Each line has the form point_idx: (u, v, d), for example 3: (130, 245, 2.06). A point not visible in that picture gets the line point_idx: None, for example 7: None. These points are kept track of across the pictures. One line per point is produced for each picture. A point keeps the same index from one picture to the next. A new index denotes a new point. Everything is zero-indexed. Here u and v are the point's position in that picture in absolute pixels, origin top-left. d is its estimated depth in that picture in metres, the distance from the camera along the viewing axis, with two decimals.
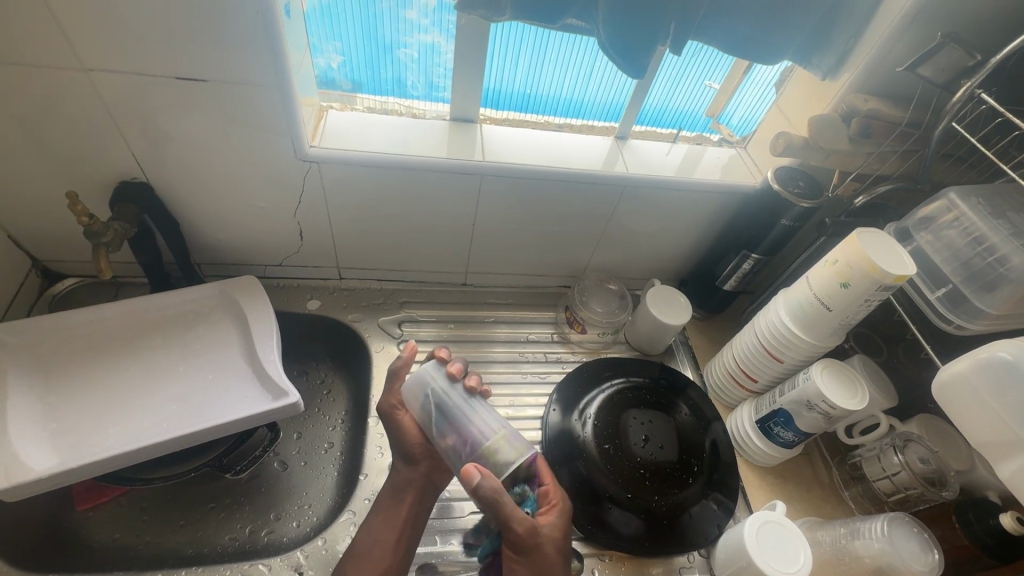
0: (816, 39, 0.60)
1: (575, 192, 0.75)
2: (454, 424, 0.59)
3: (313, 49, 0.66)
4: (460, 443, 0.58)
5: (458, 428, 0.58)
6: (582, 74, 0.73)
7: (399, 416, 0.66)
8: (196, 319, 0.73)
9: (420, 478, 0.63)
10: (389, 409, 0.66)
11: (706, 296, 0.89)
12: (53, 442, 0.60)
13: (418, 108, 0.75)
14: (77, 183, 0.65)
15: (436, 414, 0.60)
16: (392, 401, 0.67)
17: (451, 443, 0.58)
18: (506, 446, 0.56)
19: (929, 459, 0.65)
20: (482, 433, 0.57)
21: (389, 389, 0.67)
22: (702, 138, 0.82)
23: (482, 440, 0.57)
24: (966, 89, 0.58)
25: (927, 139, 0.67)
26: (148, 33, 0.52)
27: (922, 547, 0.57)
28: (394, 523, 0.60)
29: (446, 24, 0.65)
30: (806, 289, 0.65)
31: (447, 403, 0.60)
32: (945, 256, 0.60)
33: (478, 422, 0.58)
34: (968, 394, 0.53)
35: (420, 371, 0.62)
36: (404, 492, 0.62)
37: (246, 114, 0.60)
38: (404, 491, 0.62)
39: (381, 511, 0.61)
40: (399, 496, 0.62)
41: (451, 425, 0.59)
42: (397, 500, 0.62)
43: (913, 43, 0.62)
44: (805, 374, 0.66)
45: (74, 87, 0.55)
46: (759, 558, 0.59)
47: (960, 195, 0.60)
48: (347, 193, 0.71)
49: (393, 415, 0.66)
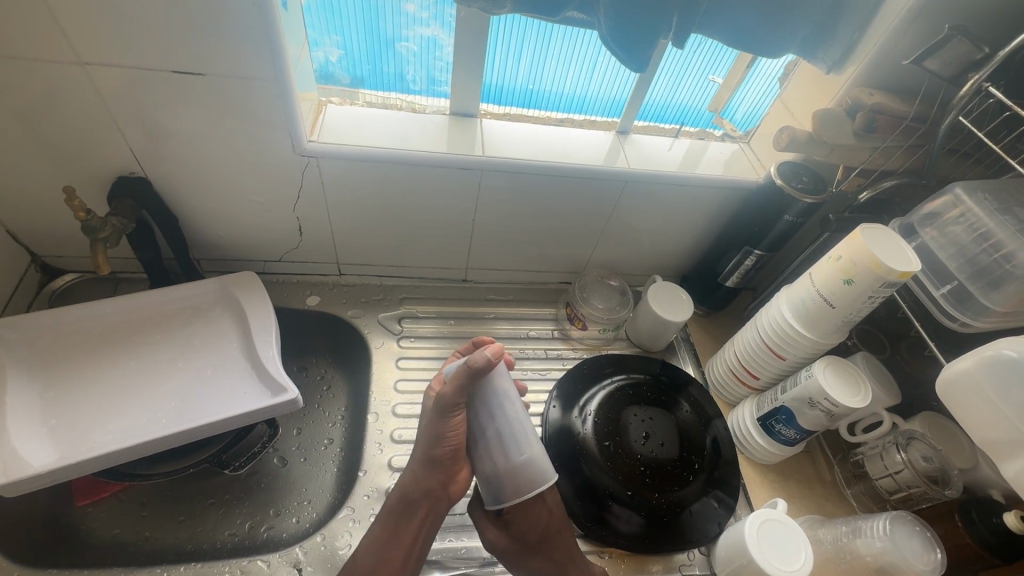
0: (822, 31, 0.59)
1: (577, 187, 0.75)
2: (506, 427, 0.56)
3: (311, 42, 0.66)
4: (505, 448, 0.56)
5: (506, 430, 0.56)
6: (584, 68, 0.72)
7: (450, 415, 0.56)
8: (195, 315, 0.73)
9: (437, 489, 0.58)
10: (444, 407, 0.55)
11: (708, 293, 0.89)
12: (52, 438, 0.60)
13: (418, 103, 0.75)
14: (75, 178, 0.65)
15: (488, 408, 0.56)
16: (453, 399, 0.55)
17: (492, 440, 0.56)
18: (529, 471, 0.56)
19: (932, 457, 0.64)
20: (531, 441, 0.56)
21: (455, 382, 0.54)
22: (705, 133, 0.81)
23: (526, 454, 0.56)
24: (973, 82, 0.57)
25: (932, 134, 0.66)
26: (143, 26, 0.52)
27: (924, 546, 0.56)
28: (404, 536, 0.57)
29: (445, 17, 0.64)
30: (809, 286, 0.64)
31: (504, 399, 0.57)
32: (950, 252, 0.60)
33: (527, 429, 0.57)
34: (973, 392, 0.52)
35: (491, 351, 0.54)
36: (414, 504, 0.58)
37: (244, 108, 0.60)
38: (416, 505, 0.58)
39: (389, 521, 0.57)
40: None
41: (503, 424, 0.56)
42: (407, 513, 0.58)
43: (919, 36, 0.61)
44: (807, 371, 0.66)
45: (70, 80, 0.55)
46: (759, 556, 0.58)
47: (965, 190, 0.60)
48: (345, 187, 0.70)
49: (445, 414, 0.55)
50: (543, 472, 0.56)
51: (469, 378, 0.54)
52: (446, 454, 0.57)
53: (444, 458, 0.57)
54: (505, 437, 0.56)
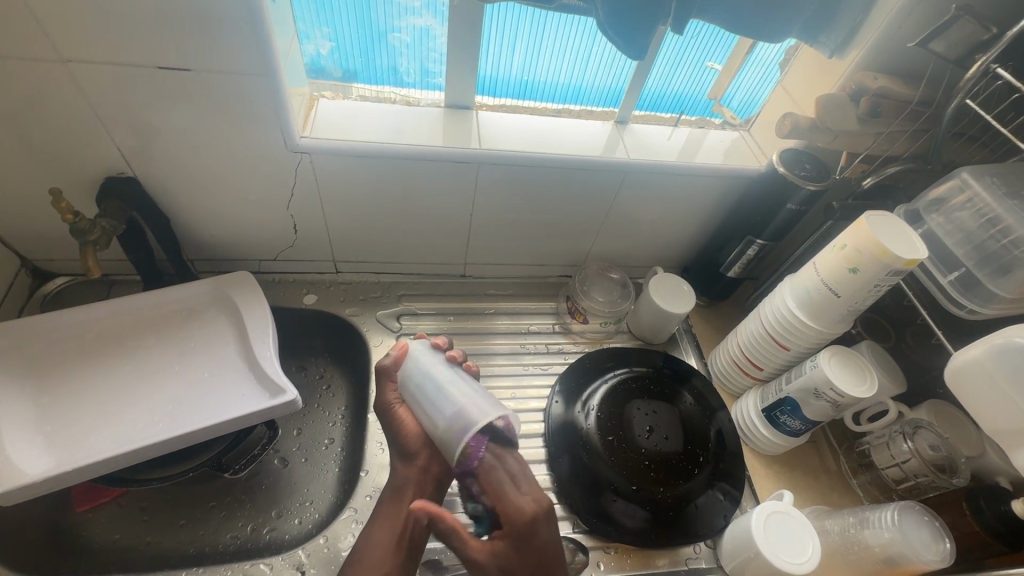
0: (825, 14, 0.58)
1: (576, 178, 0.73)
2: (434, 389, 0.58)
3: (300, 35, 0.64)
4: (434, 407, 0.57)
5: (434, 389, 0.58)
6: (582, 57, 0.70)
7: (394, 410, 0.63)
8: (190, 317, 0.71)
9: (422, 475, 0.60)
10: (385, 407, 0.63)
11: (710, 284, 0.88)
12: (47, 445, 0.59)
13: (412, 96, 0.73)
14: (63, 179, 0.63)
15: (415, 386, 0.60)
16: (387, 398, 0.63)
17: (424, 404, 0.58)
18: (462, 408, 0.55)
19: (939, 446, 0.63)
20: (454, 392, 0.57)
21: (382, 384, 0.64)
22: (705, 121, 0.80)
23: (454, 401, 0.56)
24: (981, 64, 0.55)
25: (938, 118, 0.65)
26: (127, 21, 0.50)
27: (933, 536, 0.56)
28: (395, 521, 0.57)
29: (438, 6, 0.63)
30: (813, 275, 0.63)
31: (423, 365, 0.61)
32: (957, 239, 0.59)
33: (452, 386, 0.58)
34: (982, 381, 0.52)
35: (393, 348, 0.64)
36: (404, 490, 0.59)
37: (234, 104, 0.58)
38: (403, 491, 0.59)
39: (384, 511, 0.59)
40: (414, 498, 0.61)
41: (427, 388, 0.59)
42: (398, 500, 0.59)
43: (925, 17, 0.60)
44: (812, 362, 0.65)
45: (54, 79, 0.53)
46: (767, 549, 0.58)
47: (973, 175, 0.59)
48: (341, 183, 0.69)
49: (388, 411, 0.63)
50: (475, 412, 0.54)
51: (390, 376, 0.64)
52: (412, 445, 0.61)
53: (413, 446, 0.61)
54: (431, 398, 0.58)
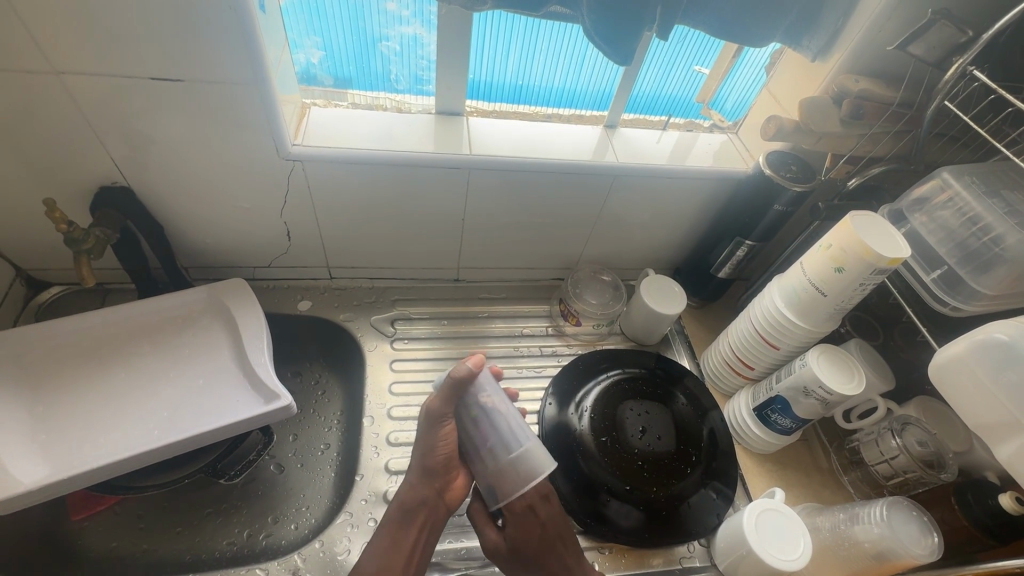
0: (806, 18, 0.59)
1: (566, 183, 0.74)
2: (503, 423, 0.61)
3: (291, 45, 0.65)
4: (495, 438, 0.60)
5: (496, 422, 0.61)
6: (572, 63, 0.71)
7: (444, 424, 0.59)
8: (186, 323, 0.72)
9: (434, 497, 0.60)
10: (435, 417, 0.59)
11: (700, 284, 0.89)
12: (43, 454, 0.59)
13: (404, 102, 0.74)
14: (57, 189, 0.64)
15: (477, 411, 0.61)
16: (443, 411, 0.59)
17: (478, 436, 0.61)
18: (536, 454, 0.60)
19: (927, 441, 0.64)
20: (524, 433, 0.60)
21: (445, 400, 0.59)
22: (693, 124, 0.81)
23: (526, 442, 0.60)
24: (958, 66, 0.57)
25: (919, 119, 0.67)
26: (118, 33, 0.51)
27: (921, 530, 0.57)
28: (404, 545, 0.57)
29: (427, 15, 0.64)
30: (801, 275, 0.64)
31: (494, 399, 0.61)
32: (940, 237, 0.60)
33: (519, 424, 0.61)
34: (965, 377, 0.53)
35: (472, 362, 0.59)
36: (416, 511, 0.59)
37: (226, 112, 0.59)
38: (415, 513, 0.58)
39: (392, 530, 0.58)
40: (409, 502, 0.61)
41: (489, 419, 0.61)
42: (408, 521, 0.58)
43: (903, 21, 0.61)
44: (801, 360, 0.66)
45: (46, 91, 0.54)
46: (760, 548, 0.58)
47: (953, 174, 0.60)
48: (333, 190, 0.70)
49: (437, 424, 0.59)
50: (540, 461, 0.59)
51: (455, 391, 0.58)
52: (440, 464, 0.60)
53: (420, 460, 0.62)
54: (496, 429, 0.60)
